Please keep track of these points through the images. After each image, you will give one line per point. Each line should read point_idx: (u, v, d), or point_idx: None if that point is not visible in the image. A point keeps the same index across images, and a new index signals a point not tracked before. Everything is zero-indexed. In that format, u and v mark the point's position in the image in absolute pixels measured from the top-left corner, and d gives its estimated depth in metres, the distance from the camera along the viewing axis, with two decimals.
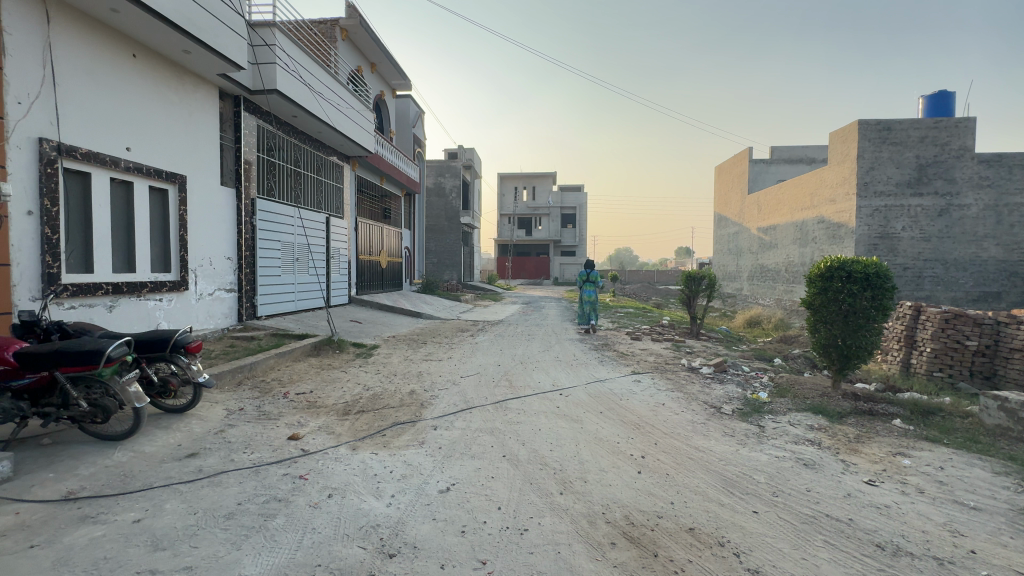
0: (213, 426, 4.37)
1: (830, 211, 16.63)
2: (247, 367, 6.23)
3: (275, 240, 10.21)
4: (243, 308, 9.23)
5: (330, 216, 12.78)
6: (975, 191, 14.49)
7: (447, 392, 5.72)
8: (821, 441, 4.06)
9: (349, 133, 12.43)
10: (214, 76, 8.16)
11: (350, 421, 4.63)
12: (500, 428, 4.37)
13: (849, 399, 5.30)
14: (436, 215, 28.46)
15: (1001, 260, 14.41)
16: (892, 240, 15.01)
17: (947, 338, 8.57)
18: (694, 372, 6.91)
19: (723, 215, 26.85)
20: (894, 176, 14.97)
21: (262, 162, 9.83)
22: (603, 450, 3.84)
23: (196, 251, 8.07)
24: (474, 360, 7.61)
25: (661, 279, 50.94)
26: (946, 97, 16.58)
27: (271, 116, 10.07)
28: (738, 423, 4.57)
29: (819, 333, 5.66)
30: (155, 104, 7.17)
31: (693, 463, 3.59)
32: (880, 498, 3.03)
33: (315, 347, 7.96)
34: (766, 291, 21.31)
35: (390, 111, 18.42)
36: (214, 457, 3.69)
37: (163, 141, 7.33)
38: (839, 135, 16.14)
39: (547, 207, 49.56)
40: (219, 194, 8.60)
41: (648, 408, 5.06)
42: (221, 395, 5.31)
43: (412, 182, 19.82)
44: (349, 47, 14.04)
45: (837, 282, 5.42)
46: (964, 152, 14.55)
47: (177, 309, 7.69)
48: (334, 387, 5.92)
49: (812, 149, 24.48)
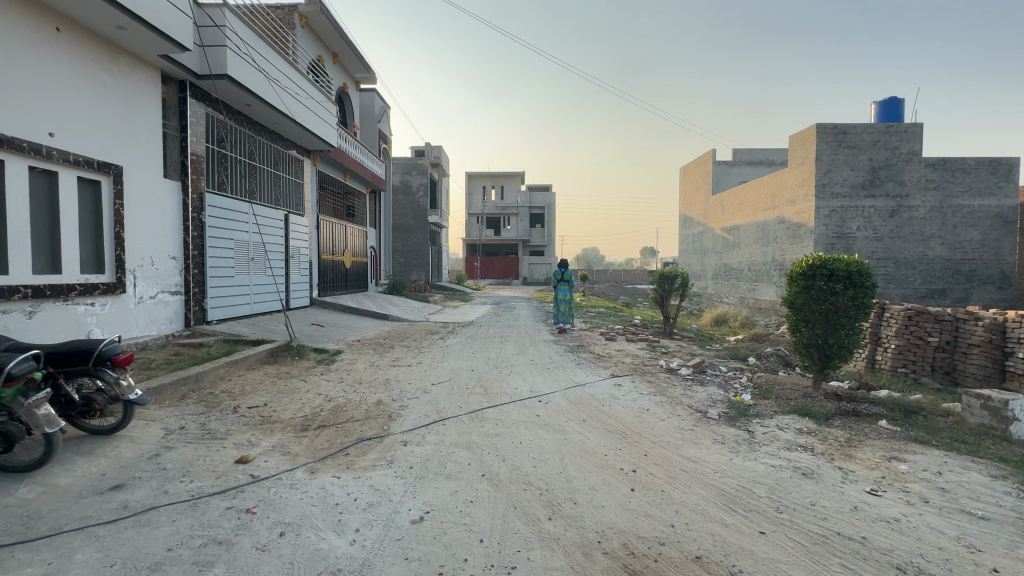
0: (147, 449, 3.81)
1: (790, 212, 17.03)
2: (193, 378, 5.61)
3: (227, 238, 9.44)
4: (190, 312, 8.45)
5: (289, 213, 12.03)
6: (922, 193, 15.20)
7: (416, 401, 5.30)
8: (815, 446, 3.89)
9: (310, 125, 11.72)
10: (155, 58, 7.40)
11: (309, 439, 4.14)
12: (477, 441, 4.00)
13: (832, 399, 5.20)
14: (403, 214, 27.68)
15: (946, 259, 15.19)
16: (847, 240, 15.48)
17: (910, 335, 8.78)
18: (673, 374, 6.74)
19: (688, 215, 27.30)
20: (849, 178, 15.43)
21: (212, 154, 9.06)
22: (591, 464, 3.53)
23: (134, 250, 7.29)
24: (445, 365, 7.20)
25: (626, 278, 51.57)
26: (896, 103, 17.31)
27: (222, 105, 9.30)
28: (726, 429, 4.35)
29: (800, 332, 5.57)
30: (84, 85, 6.39)
31: (689, 477, 3.31)
32: (888, 511, 2.84)
33: (271, 354, 7.34)
34: (730, 290, 21.76)
35: (354, 106, 17.69)
36: (143, 489, 3.14)
37: (94, 127, 6.55)
38: (799, 138, 16.54)
39: (515, 207, 49.41)
40: (162, 188, 7.83)
41: (632, 414, 4.80)
42: (159, 412, 4.69)
43: (377, 180, 19.15)
44: (309, 35, 13.29)
45: (819, 281, 5.33)
46: (912, 156, 15.24)
47: (113, 314, 6.91)
48: (292, 399, 5.39)
49: (770, 152, 25.19)
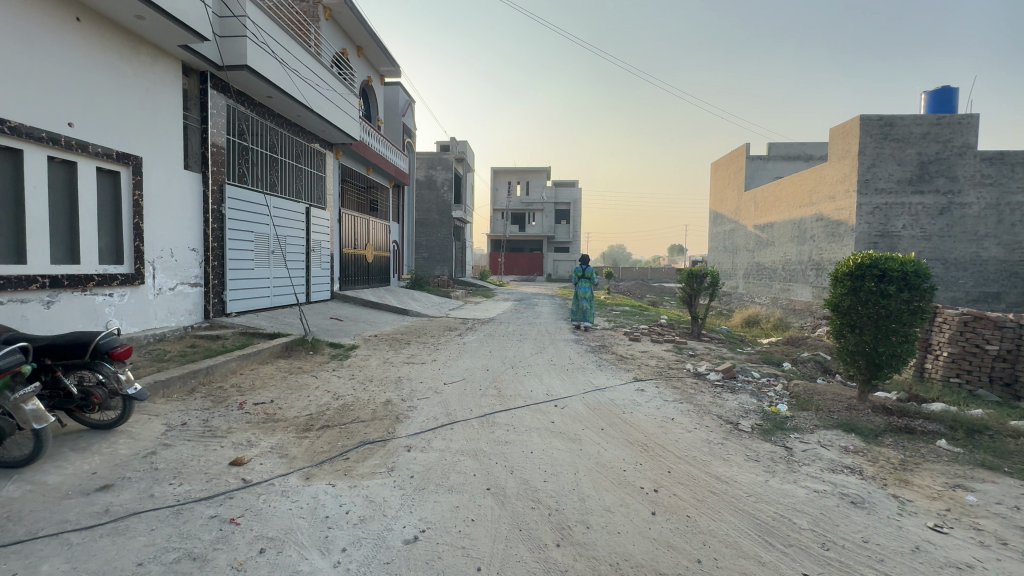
0: (145, 447, 3.67)
1: (829, 208, 16.09)
2: (203, 371, 5.51)
3: (246, 231, 9.43)
4: (210, 304, 8.47)
5: (310, 206, 12.02)
6: (977, 189, 14.09)
7: (426, 402, 5.05)
8: (864, 469, 3.44)
9: (331, 117, 11.63)
10: (176, 48, 7.37)
11: (309, 440, 3.94)
12: (486, 450, 3.71)
13: (880, 413, 4.70)
14: (427, 208, 27.63)
15: (1002, 260, 14.04)
16: (892, 239, 14.51)
17: (966, 342, 8.04)
18: (701, 379, 6.31)
19: (719, 211, 26.36)
20: (895, 173, 14.43)
21: (233, 146, 9.04)
22: (607, 481, 3.20)
23: (153, 241, 7.30)
24: (459, 364, 6.94)
25: (652, 275, 50.40)
26: (949, 93, 16.11)
27: (243, 96, 9.27)
28: (761, 443, 3.95)
29: (845, 338, 5.10)
30: (103, 74, 6.37)
31: (719, 501, 2.94)
32: (958, 555, 2.42)
33: (285, 348, 7.24)
34: (762, 290, 20.85)
35: (379, 100, 17.66)
36: (129, 491, 2.98)
37: (114, 118, 6.54)
38: (840, 130, 15.57)
39: (540, 203, 48.97)
40: (182, 180, 7.82)
41: (655, 424, 4.42)
42: (164, 406, 4.59)
43: (401, 174, 19.05)
44: (333, 28, 13.20)
45: (869, 282, 4.81)
46: (966, 149, 14.14)
47: (132, 305, 6.94)
48: (300, 396, 5.22)
49: (808, 145, 23.98)
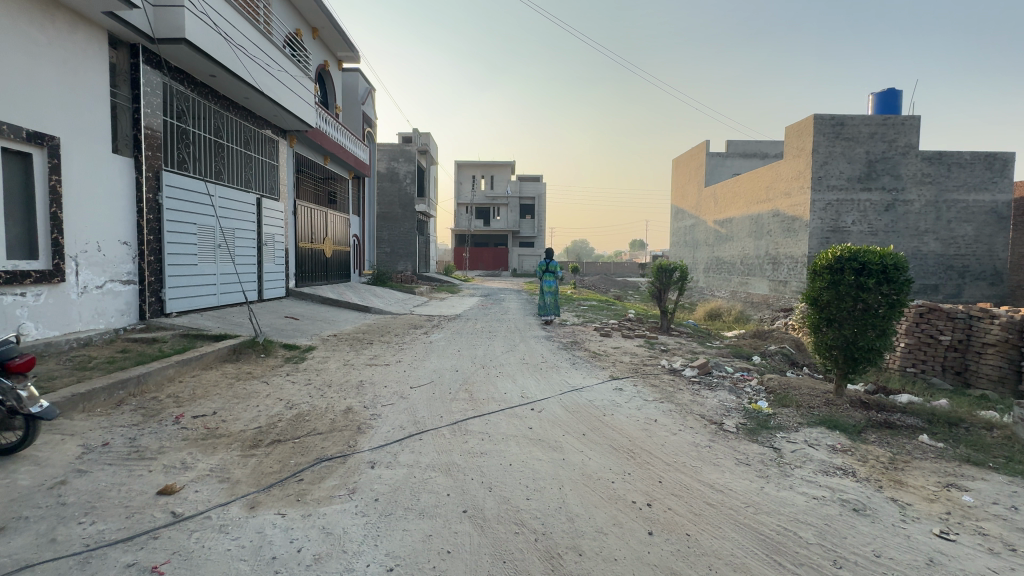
0: (53, 475, 3.09)
1: (784, 204, 16.52)
2: (133, 381, 4.85)
3: (188, 223, 8.60)
4: (145, 303, 7.65)
5: (262, 197, 11.17)
6: (918, 187, 14.79)
7: (391, 409, 4.61)
8: (856, 469, 3.31)
9: (284, 101, 10.82)
10: (100, 17, 6.54)
11: (257, 459, 3.46)
12: (459, 464, 3.35)
13: (859, 408, 4.63)
14: (389, 202, 26.73)
15: (939, 255, 14.85)
16: (842, 234, 15.05)
17: (920, 333, 8.41)
18: (677, 375, 6.16)
19: (680, 207, 26.81)
20: (845, 171, 14.95)
21: (171, 129, 8.18)
22: (596, 494, 2.93)
23: (76, 233, 6.45)
24: (425, 365, 6.51)
25: (615, 270, 51.10)
26: (894, 95, 16.82)
27: (181, 74, 8.41)
28: (748, 445, 3.77)
29: (823, 333, 5.03)
30: (10, 40, 5.51)
31: (718, 515, 2.70)
32: (974, 566, 2.26)
33: (232, 351, 6.58)
34: (722, 284, 21.35)
35: (337, 86, 16.79)
36: (23, 536, 2.43)
37: (24, 92, 5.68)
38: (795, 128, 15.97)
39: (505, 197, 48.59)
40: (111, 164, 6.97)
41: (638, 426, 4.17)
42: (82, 423, 3.95)
43: (361, 165, 18.21)
44: (285, 6, 12.33)
45: (848, 276, 4.74)
46: (908, 149, 14.81)
47: (51, 306, 6.10)
48: (247, 406, 4.66)
49: (764, 144, 24.75)
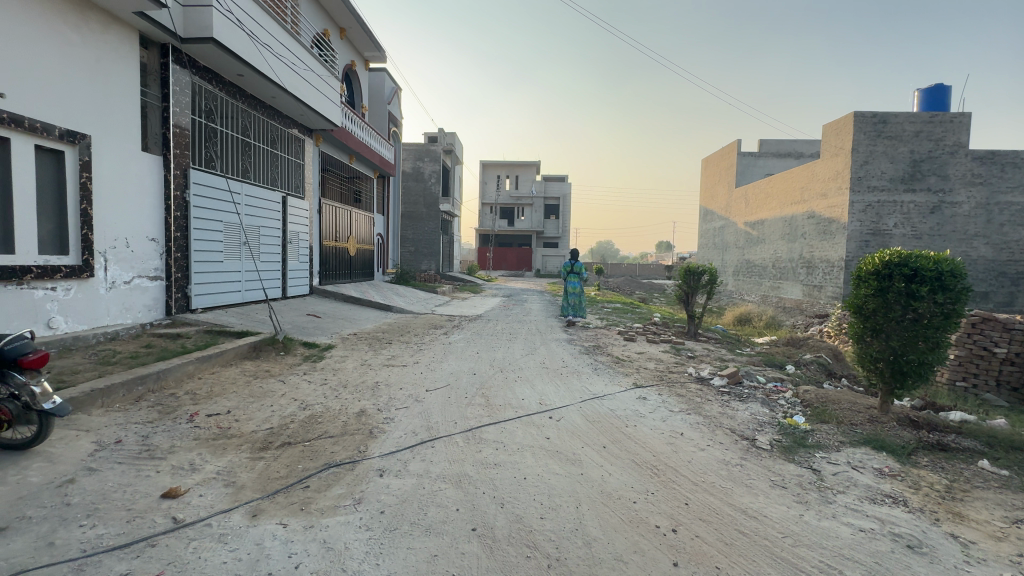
0: (63, 473, 3.06)
1: (821, 206, 15.78)
2: (152, 377, 4.87)
3: (215, 221, 8.71)
4: (172, 299, 7.78)
5: (287, 195, 11.29)
6: (967, 188, 13.88)
7: (405, 413, 4.48)
8: (908, 498, 2.98)
9: (310, 100, 10.90)
10: (131, 17, 6.65)
11: (266, 462, 3.37)
12: (470, 476, 3.18)
13: (908, 426, 4.25)
14: (414, 201, 26.87)
15: (991, 260, 13.92)
16: (884, 237, 14.25)
17: (973, 345, 7.75)
18: (705, 385, 5.84)
19: (709, 208, 26.07)
20: (888, 171, 14.15)
21: (199, 128, 8.31)
22: (616, 516, 2.70)
23: (105, 229, 6.58)
24: (443, 367, 6.37)
25: (641, 272, 50.28)
26: (942, 91, 15.85)
27: (210, 73, 8.53)
28: (784, 465, 3.48)
29: (868, 343, 4.67)
30: (43, 40, 5.63)
31: (750, 545, 2.45)
32: None
33: (253, 349, 6.59)
34: (752, 288, 20.61)
35: (363, 86, 16.91)
36: (23, 538, 2.38)
37: (56, 90, 5.79)
38: (834, 126, 15.24)
39: (529, 198, 48.39)
40: (140, 162, 7.09)
41: (662, 440, 3.92)
42: (98, 419, 3.95)
43: (386, 164, 18.32)
44: (313, 7, 12.46)
45: (898, 282, 4.36)
46: (957, 148, 13.91)
47: (80, 300, 6.23)
48: (261, 405, 4.61)
49: (799, 143, 23.85)
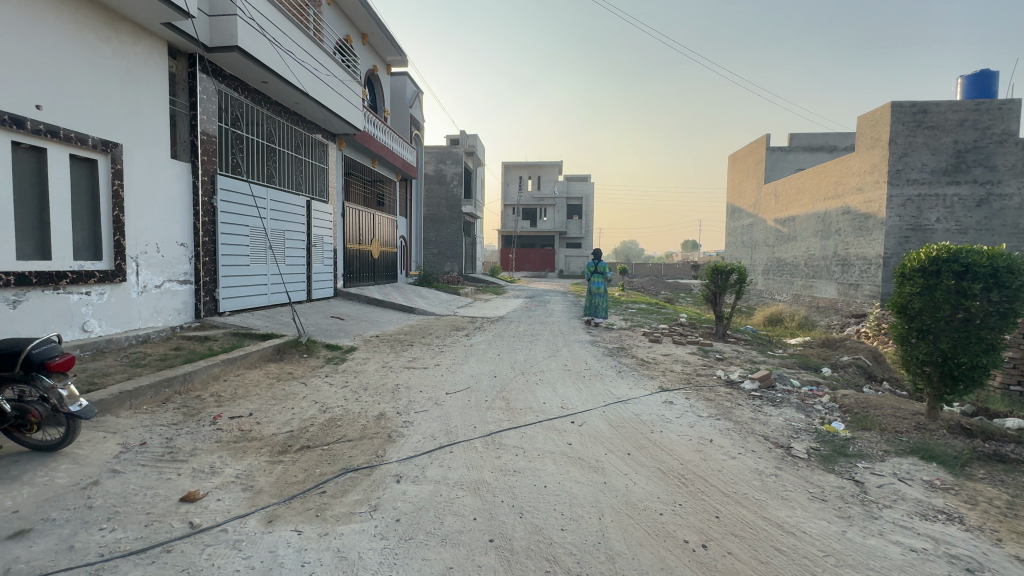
0: (88, 474, 3.10)
1: (856, 201, 15.11)
2: (179, 379, 4.95)
3: (241, 225, 8.89)
4: (201, 303, 7.96)
5: (311, 199, 11.46)
6: (1019, 179, 13.03)
7: (425, 417, 4.41)
8: (964, 515, 2.73)
9: (333, 106, 11.06)
10: (159, 29, 6.84)
11: (284, 466, 3.36)
12: (489, 483, 3.08)
13: (961, 434, 3.94)
14: (436, 204, 27.03)
15: None
16: (926, 232, 13.52)
17: None
18: (735, 388, 5.59)
19: (737, 205, 25.36)
20: (929, 162, 13.43)
21: (226, 135, 8.50)
22: (641, 529, 2.56)
23: (137, 235, 6.77)
24: (463, 369, 6.30)
25: (666, 272, 49.40)
26: (988, 77, 14.99)
27: (236, 81, 8.72)
28: (824, 475, 3.25)
29: (914, 345, 4.36)
30: (76, 53, 5.82)
31: (788, 564, 2.27)
32: None
33: (277, 351, 6.67)
34: (784, 287, 19.92)
35: (385, 90, 17.11)
36: (46, 540, 2.40)
37: (89, 101, 5.99)
38: (869, 117, 14.56)
39: (552, 198, 48.14)
40: (169, 170, 7.28)
41: (690, 447, 3.74)
42: (126, 421, 4.02)
43: (408, 167, 18.48)
44: (335, 13, 12.64)
45: (946, 280, 4.06)
46: (1006, 137, 13.08)
47: (113, 304, 6.42)
48: (282, 408, 4.63)
49: (832, 136, 22.94)
